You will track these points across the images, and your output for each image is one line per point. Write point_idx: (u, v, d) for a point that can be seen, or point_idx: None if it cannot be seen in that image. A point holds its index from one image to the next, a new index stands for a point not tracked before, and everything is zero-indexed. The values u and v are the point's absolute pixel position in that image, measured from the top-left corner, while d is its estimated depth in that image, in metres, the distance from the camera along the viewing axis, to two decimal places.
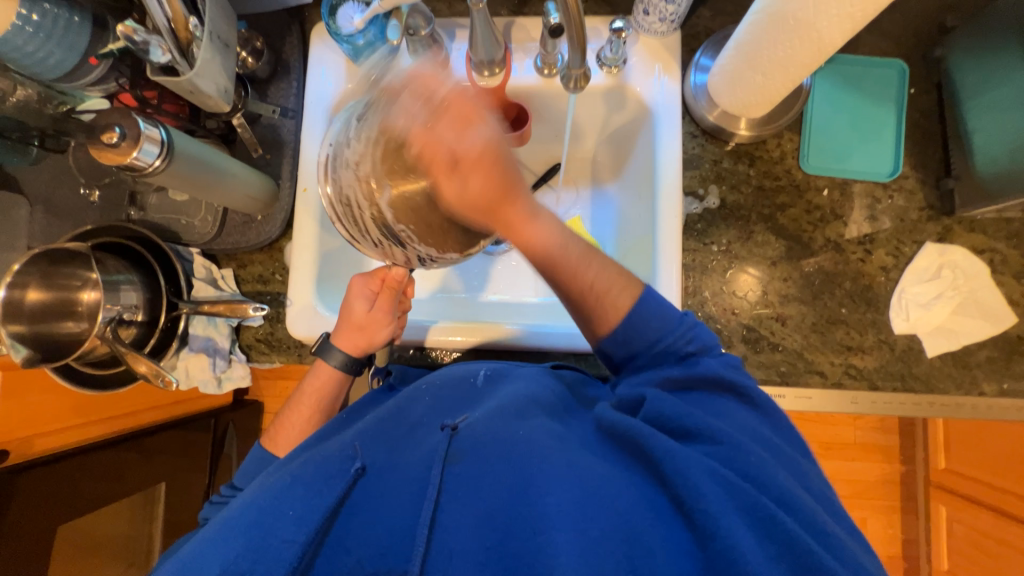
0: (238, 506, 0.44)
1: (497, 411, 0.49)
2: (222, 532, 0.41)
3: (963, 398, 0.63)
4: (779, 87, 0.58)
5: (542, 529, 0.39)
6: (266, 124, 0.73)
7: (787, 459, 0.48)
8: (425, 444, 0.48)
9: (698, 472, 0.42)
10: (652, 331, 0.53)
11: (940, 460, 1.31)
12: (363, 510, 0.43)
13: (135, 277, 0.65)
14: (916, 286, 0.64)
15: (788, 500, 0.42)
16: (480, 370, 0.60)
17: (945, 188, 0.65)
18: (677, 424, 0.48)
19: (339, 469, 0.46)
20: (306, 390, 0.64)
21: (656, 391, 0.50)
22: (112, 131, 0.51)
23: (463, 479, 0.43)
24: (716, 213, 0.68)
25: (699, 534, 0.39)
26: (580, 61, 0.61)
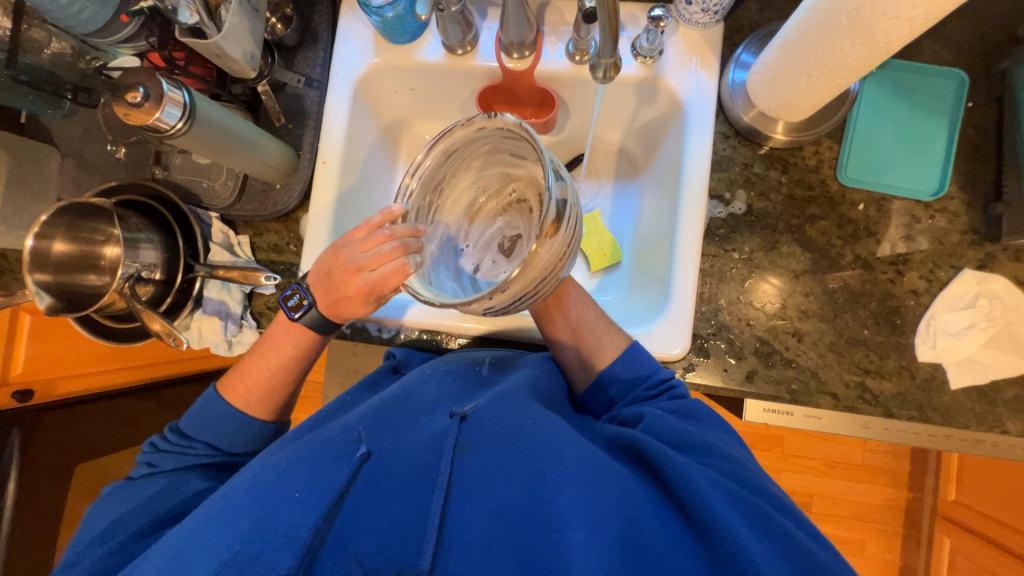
0: (243, 483, 0.44)
1: (502, 401, 0.50)
2: (224, 508, 0.42)
3: (984, 435, 0.60)
4: (822, 91, 0.54)
5: (556, 527, 0.39)
6: (290, 93, 0.72)
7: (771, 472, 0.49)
8: (430, 430, 0.48)
9: (702, 480, 0.42)
10: (646, 365, 0.56)
11: (950, 491, 1.28)
12: (371, 495, 0.44)
13: (154, 236, 0.66)
14: (948, 314, 0.61)
15: (779, 502, 0.44)
16: (483, 360, 0.59)
17: (993, 213, 0.61)
18: (675, 437, 0.48)
19: (345, 452, 0.46)
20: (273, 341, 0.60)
21: (655, 411, 0.51)
22: (137, 90, 0.51)
23: (472, 471, 0.44)
24: (741, 219, 0.65)
25: (702, 533, 0.40)
26: (610, 50, 0.58)
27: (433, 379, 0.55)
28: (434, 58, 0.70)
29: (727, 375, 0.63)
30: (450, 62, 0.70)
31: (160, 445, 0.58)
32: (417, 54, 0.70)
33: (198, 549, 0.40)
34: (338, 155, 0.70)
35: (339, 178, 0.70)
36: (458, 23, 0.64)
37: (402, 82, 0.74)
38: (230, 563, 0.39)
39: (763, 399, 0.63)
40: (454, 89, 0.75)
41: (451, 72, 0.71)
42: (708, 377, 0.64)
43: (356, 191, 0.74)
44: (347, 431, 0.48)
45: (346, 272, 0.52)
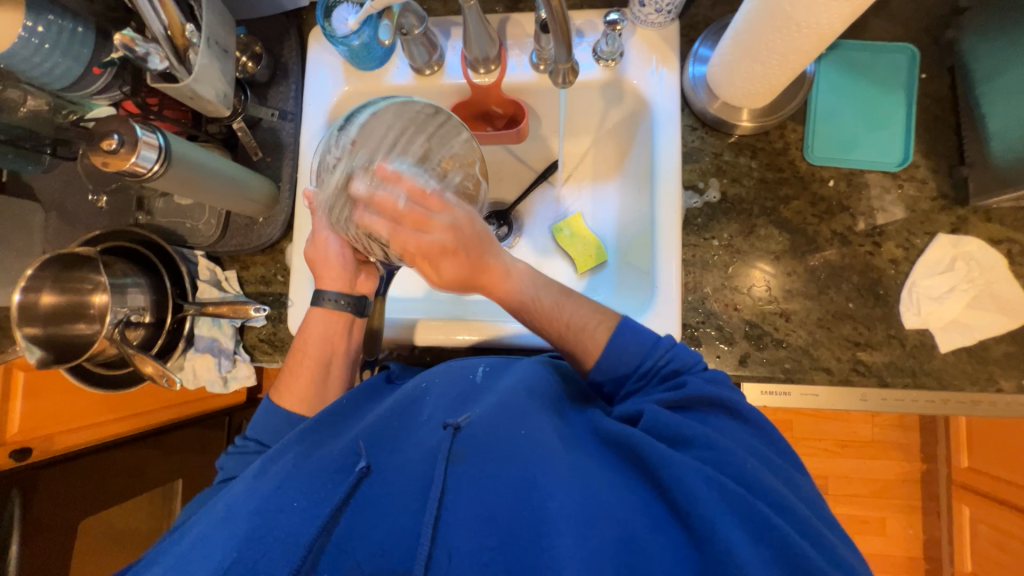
0: (242, 494, 0.46)
1: (498, 409, 0.48)
2: (222, 519, 0.44)
3: (979, 395, 0.61)
4: (778, 76, 0.56)
5: (545, 532, 0.40)
6: (266, 128, 0.74)
7: (779, 468, 0.48)
8: (427, 442, 0.48)
9: (696, 480, 0.42)
10: (633, 352, 0.55)
11: (962, 459, 1.27)
12: (368, 509, 0.45)
13: (142, 280, 0.67)
14: (929, 279, 0.62)
15: (779, 503, 0.43)
16: (478, 365, 0.58)
17: (958, 176, 0.63)
18: (672, 432, 0.48)
19: (343, 466, 0.47)
20: (306, 348, 0.62)
21: (653, 406, 0.51)
22: (111, 137, 0.52)
23: (463, 479, 0.44)
24: (716, 206, 0.67)
25: (696, 537, 0.40)
26: (565, 55, 0.58)
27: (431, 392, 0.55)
28: (403, 81, 0.72)
29: (717, 359, 0.64)
30: (418, 82, 0.72)
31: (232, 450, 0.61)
32: (386, 78, 0.72)
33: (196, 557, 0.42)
34: None
35: None
36: (423, 44, 0.66)
37: None
38: (225, 568, 0.40)
39: (757, 381, 0.63)
40: None
41: (420, 92, 0.73)
42: None
43: None
44: (347, 445, 0.49)
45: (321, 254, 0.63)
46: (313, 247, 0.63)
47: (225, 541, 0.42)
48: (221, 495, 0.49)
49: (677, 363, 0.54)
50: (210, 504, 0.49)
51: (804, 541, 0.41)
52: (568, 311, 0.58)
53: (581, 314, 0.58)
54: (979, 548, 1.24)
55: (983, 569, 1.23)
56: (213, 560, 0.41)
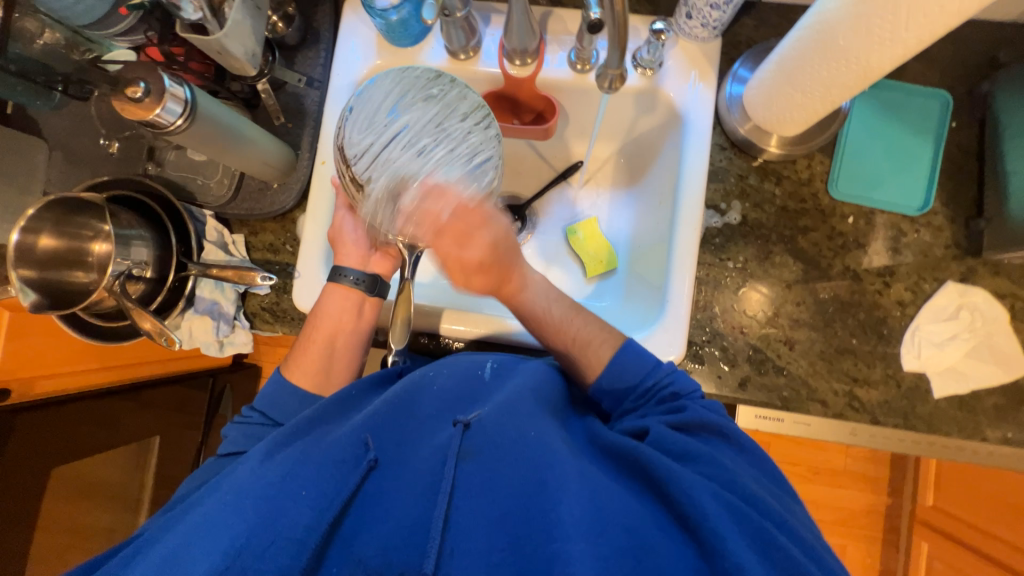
0: (247, 477, 0.45)
1: (506, 408, 0.49)
2: (228, 500, 0.43)
3: (964, 442, 0.63)
4: (815, 107, 0.56)
5: (556, 537, 0.39)
6: (290, 92, 0.72)
7: (778, 495, 0.49)
8: (435, 441, 0.49)
9: (704, 494, 0.42)
10: (634, 373, 0.57)
11: (928, 497, 1.31)
12: (379, 502, 0.45)
13: (146, 233, 0.65)
14: (932, 325, 0.63)
15: (782, 523, 0.43)
16: (486, 362, 0.58)
17: (974, 228, 0.64)
18: (675, 446, 0.49)
19: (352, 456, 0.46)
20: (316, 324, 0.63)
21: (657, 424, 0.52)
22: (137, 85, 0.49)
23: (473, 478, 0.45)
24: (735, 229, 0.67)
25: (707, 551, 0.40)
26: (617, 60, 0.58)
27: (436, 382, 0.54)
28: (437, 63, 0.70)
29: (719, 379, 0.65)
30: (452, 66, 0.70)
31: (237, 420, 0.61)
32: (420, 57, 0.70)
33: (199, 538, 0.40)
34: None
35: None
36: (463, 28, 0.65)
37: None
38: (231, 558, 0.39)
39: (754, 406, 0.64)
40: None
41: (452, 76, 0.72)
42: (702, 383, 0.65)
43: None
44: (352, 434, 0.47)
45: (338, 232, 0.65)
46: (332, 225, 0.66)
47: (229, 527, 0.40)
48: (226, 477, 0.47)
49: (677, 386, 0.55)
50: (214, 487, 0.47)
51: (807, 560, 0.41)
52: (575, 326, 0.60)
53: (590, 328, 0.60)
54: None
55: None
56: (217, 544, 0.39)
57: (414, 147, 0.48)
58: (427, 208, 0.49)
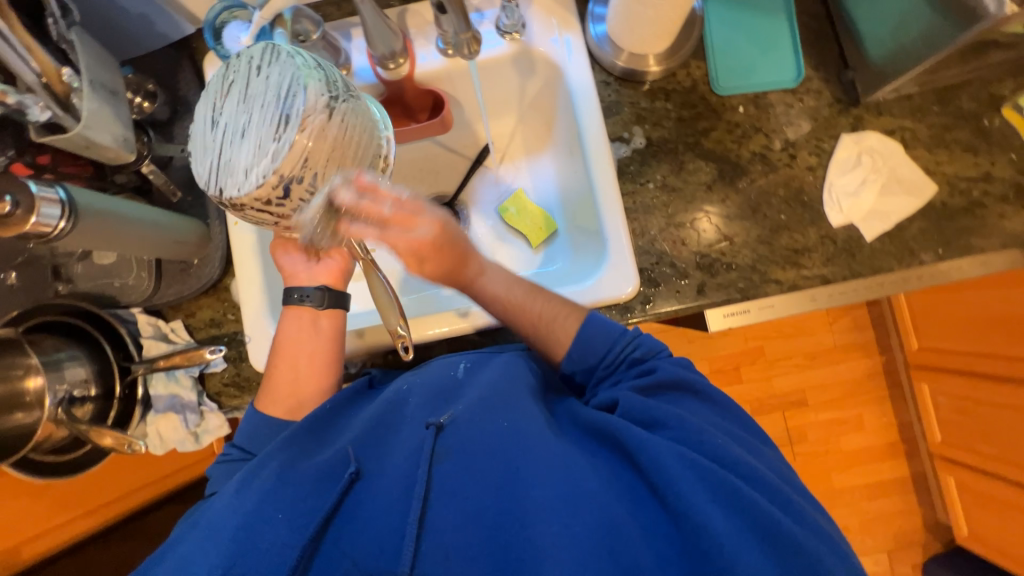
0: (223, 510, 0.46)
1: (479, 407, 0.51)
2: (212, 531, 0.45)
3: (906, 272, 0.67)
4: (670, 16, 0.59)
5: (527, 524, 0.43)
6: (179, 166, 0.70)
7: (743, 439, 0.51)
8: (409, 443, 0.50)
9: (672, 462, 0.45)
10: (600, 343, 0.57)
11: (913, 341, 1.39)
12: (360, 513, 0.47)
13: (78, 352, 0.62)
14: (843, 178, 0.67)
15: (750, 474, 0.46)
16: (459, 363, 0.59)
17: (847, 80, 0.68)
18: (646, 416, 0.51)
19: (332, 472, 0.49)
20: (285, 352, 0.61)
21: (626, 393, 0.53)
22: (1, 200, 0.46)
23: (447, 478, 0.47)
24: (644, 151, 0.70)
25: (674, 515, 0.44)
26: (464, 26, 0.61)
27: (413, 396, 0.55)
28: None
29: (678, 294, 0.67)
30: None
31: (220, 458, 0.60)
32: None
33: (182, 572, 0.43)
34: None
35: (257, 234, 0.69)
36: (325, 48, 0.66)
37: None
38: None
39: (717, 306, 0.67)
40: None
41: None
42: (665, 303, 0.67)
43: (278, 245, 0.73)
44: (335, 452, 0.50)
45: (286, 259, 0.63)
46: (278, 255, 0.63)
47: (211, 559, 0.43)
48: (206, 509, 0.49)
49: (645, 350, 0.57)
50: (193, 520, 0.48)
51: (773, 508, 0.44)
52: (537, 303, 0.59)
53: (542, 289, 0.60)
54: (944, 418, 1.36)
55: (952, 435, 1.35)
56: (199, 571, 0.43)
57: (254, 139, 0.41)
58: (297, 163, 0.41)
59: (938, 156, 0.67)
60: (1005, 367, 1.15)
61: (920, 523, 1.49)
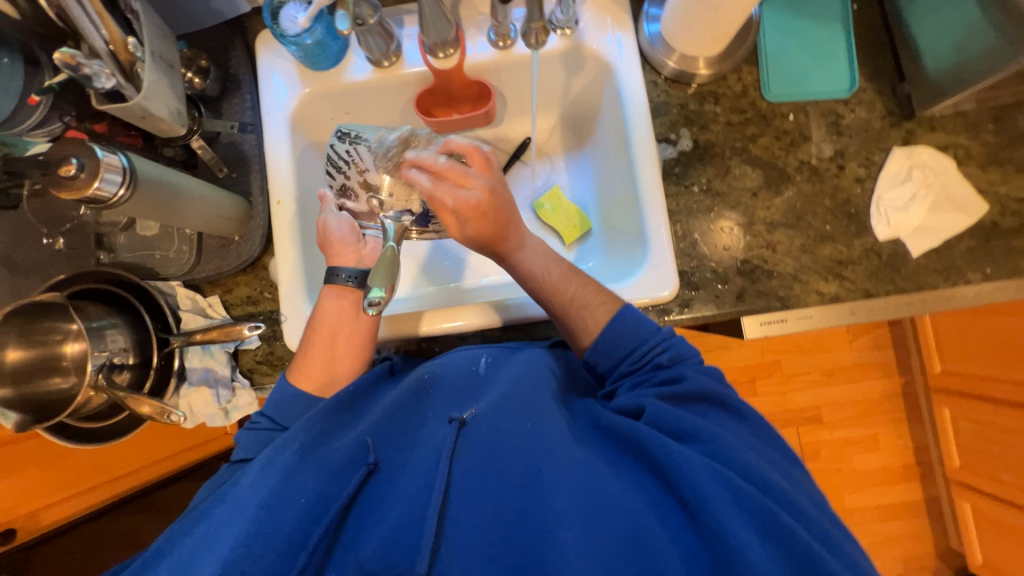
0: (249, 487, 0.46)
1: (503, 404, 0.50)
2: (234, 510, 0.45)
3: (951, 290, 0.66)
4: (731, 20, 0.59)
5: (550, 527, 0.41)
6: (226, 142, 0.70)
7: (776, 463, 0.49)
8: (432, 439, 0.49)
9: (703, 477, 0.42)
10: (629, 340, 0.56)
11: (935, 364, 1.37)
12: (377, 504, 0.46)
13: (118, 320, 0.63)
14: (892, 192, 0.66)
15: (785, 499, 0.43)
16: (481, 357, 0.59)
17: (902, 93, 0.68)
18: (674, 426, 0.48)
19: (351, 461, 0.48)
20: (319, 328, 0.61)
21: (653, 400, 0.51)
22: (68, 163, 0.47)
23: (468, 473, 0.45)
24: (691, 154, 0.69)
25: (704, 532, 0.41)
26: (536, 12, 0.62)
27: (434, 385, 0.55)
28: (364, 76, 0.70)
29: (717, 299, 0.67)
30: (379, 75, 0.70)
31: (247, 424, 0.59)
32: (345, 76, 0.70)
33: (196, 550, 0.43)
34: (292, 192, 0.69)
35: (299, 214, 0.69)
36: (379, 34, 0.65)
37: (337, 108, 0.74)
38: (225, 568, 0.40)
39: (756, 314, 0.66)
40: (391, 102, 0.75)
41: (382, 86, 0.72)
42: (702, 308, 0.66)
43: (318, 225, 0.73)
44: (354, 441, 0.49)
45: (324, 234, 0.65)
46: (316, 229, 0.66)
47: (232, 537, 0.42)
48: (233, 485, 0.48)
49: (672, 354, 0.55)
50: (220, 494, 0.48)
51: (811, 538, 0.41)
52: (572, 287, 0.60)
53: (584, 284, 0.60)
54: (963, 444, 1.34)
55: (970, 461, 1.33)
56: (215, 551, 0.42)
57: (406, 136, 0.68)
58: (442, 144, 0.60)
59: (991, 175, 0.66)
60: None
61: (931, 548, 1.48)
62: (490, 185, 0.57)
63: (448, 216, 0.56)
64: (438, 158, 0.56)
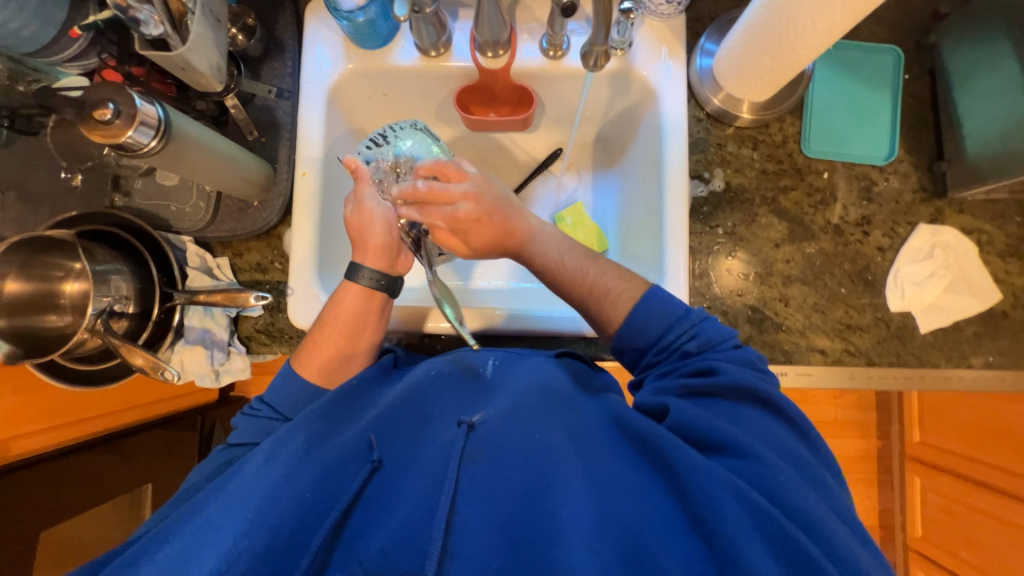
0: (252, 476, 0.46)
1: (512, 411, 0.50)
2: (236, 498, 0.44)
3: (952, 371, 0.66)
4: (784, 70, 0.58)
5: (557, 544, 0.41)
6: (260, 105, 0.69)
7: (809, 473, 0.46)
8: (440, 441, 0.49)
9: (722, 493, 0.42)
10: (655, 326, 0.55)
11: (915, 434, 1.36)
12: (381, 503, 0.46)
13: (124, 267, 0.62)
14: (911, 266, 0.67)
15: (814, 526, 0.41)
16: (487, 360, 0.59)
17: (937, 171, 0.68)
18: (700, 434, 0.47)
19: (357, 457, 0.48)
20: (334, 321, 0.59)
21: (677, 400, 0.50)
22: (104, 106, 0.47)
23: (478, 480, 0.45)
24: (720, 196, 0.69)
25: (719, 556, 0.40)
26: (603, 37, 0.60)
27: (437, 383, 0.54)
28: (408, 62, 0.69)
29: None
30: (424, 64, 0.70)
31: (247, 411, 0.59)
32: (391, 58, 0.69)
33: (200, 534, 0.43)
34: (318, 166, 0.68)
35: (321, 189, 0.68)
36: (433, 24, 0.64)
37: (376, 88, 0.73)
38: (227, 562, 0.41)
39: None
40: (430, 92, 0.74)
41: (425, 74, 0.71)
42: None
43: (336, 203, 0.72)
44: (357, 437, 0.48)
45: (361, 227, 0.60)
46: (355, 213, 0.60)
47: (234, 525, 0.42)
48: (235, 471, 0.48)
49: (701, 341, 0.53)
50: (220, 481, 0.48)
51: (830, 563, 0.39)
52: (591, 274, 0.59)
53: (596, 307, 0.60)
54: (929, 515, 1.37)
55: (933, 532, 1.36)
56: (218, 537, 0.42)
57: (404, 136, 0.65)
58: (435, 173, 0.60)
59: (1009, 266, 0.67)
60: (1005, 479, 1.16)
61: None
62: (471, 189, 0.59)
63: (450, 237, 0.60)
64: (417, 182, 0.59)
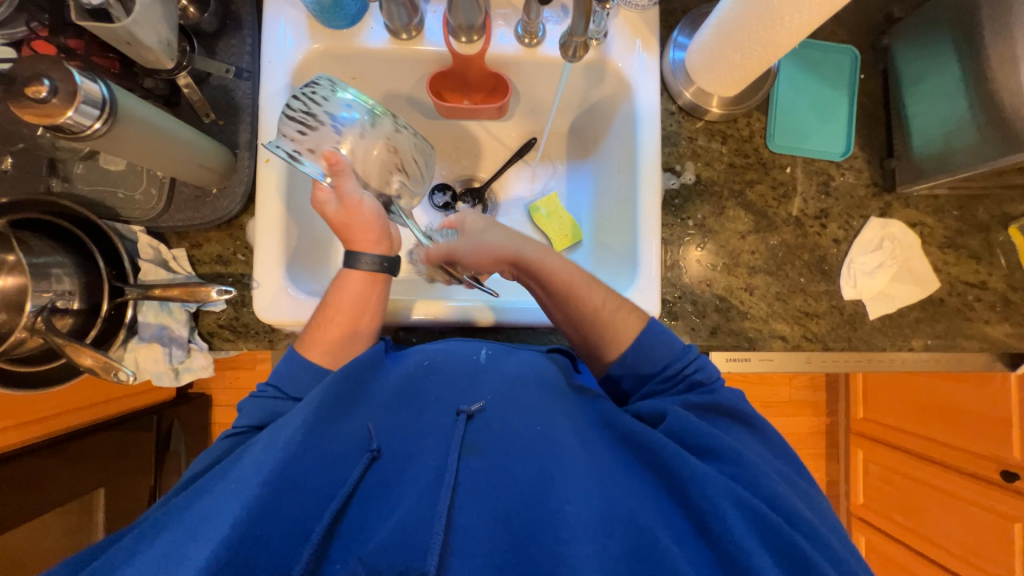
0: (248, 466, 0.44)
1: (513, 402, 0.50)
2: (232, 490, 0.42)
3: (895, 353, 0.72)
4: (754, 66, 0.60)
5: (562, 538, 0.42)
6: (217, 85, 0.65)
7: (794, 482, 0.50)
8: (439, 431, 0.48)
9: (717, 492, 0.44)
10: (659, 353, 0.55)
11: (859, 410, 1.49)
12: (380, 496, 0.45)
13: (66, 260, 0.56)
14: (863, 257, 0.71)
15: (793, 515, 0.45)
16: (480, 348, 0.56)
17: (887, 167, 0.73)
18: (695, 441, 0.50)
19: (353, 449, 0.47)
20: (338, 304, 0.57)
21: (678, 408, 0.52)
22: (39, 83, 0.42)
23: (479, 474, 0.46)
24: (691, 188, 0.71)
25: (716, 548, 0.43)
26: (582, 27, 0.59)
27: (437, 371, 0.53)
28: (379, 43, 0.66)
29: (693, 330, 0.69)
30: (396, 47, 0.67)
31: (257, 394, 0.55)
32: (360, 39, 0.66)
33: (195, 524, 0.41)
34: None
35: (286, 177, 0.64)
36: (404, 5, 0.61)
37: (344, 70, 0.70)
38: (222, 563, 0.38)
39: (724, 350, 0.70)
40: (401, 76, 0.72)
41: (397, 58, 0.68)
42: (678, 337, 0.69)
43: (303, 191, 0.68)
44: (355, 429, 0.48)
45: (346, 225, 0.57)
46: (343, 212, 0.57)
47: (229, 516, 0.40)
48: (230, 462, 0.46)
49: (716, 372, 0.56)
50: (221, 469, 0.46)
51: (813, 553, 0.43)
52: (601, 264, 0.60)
53: None
54: (871, 484, 1.49)
55: (873, 499, 1.48)
56: (206, 531, 0.40)
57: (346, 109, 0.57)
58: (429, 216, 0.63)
59: (946, 257, 0.73)
60: (939, 451, 1.27)
61: None
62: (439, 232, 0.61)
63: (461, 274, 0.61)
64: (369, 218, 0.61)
